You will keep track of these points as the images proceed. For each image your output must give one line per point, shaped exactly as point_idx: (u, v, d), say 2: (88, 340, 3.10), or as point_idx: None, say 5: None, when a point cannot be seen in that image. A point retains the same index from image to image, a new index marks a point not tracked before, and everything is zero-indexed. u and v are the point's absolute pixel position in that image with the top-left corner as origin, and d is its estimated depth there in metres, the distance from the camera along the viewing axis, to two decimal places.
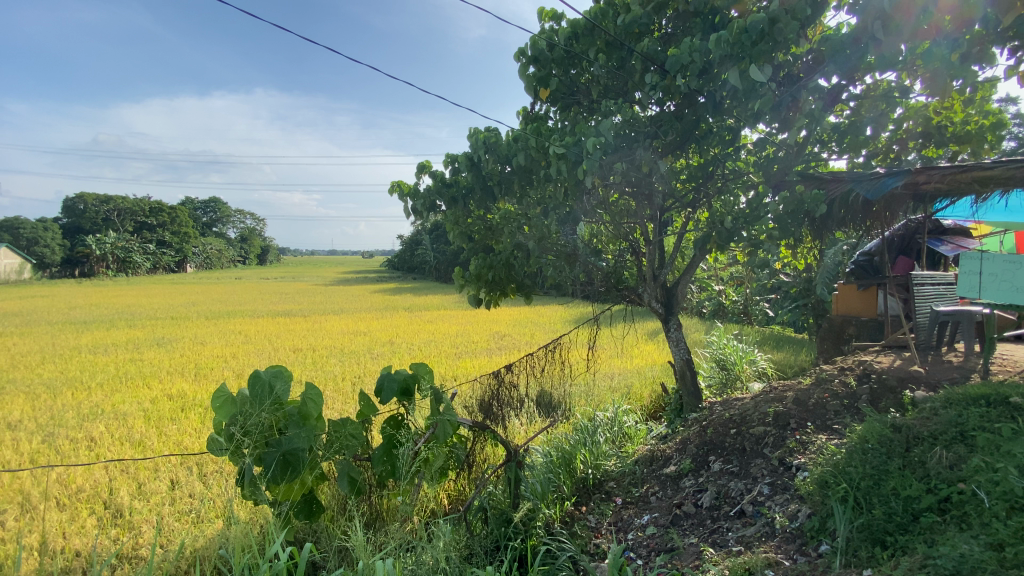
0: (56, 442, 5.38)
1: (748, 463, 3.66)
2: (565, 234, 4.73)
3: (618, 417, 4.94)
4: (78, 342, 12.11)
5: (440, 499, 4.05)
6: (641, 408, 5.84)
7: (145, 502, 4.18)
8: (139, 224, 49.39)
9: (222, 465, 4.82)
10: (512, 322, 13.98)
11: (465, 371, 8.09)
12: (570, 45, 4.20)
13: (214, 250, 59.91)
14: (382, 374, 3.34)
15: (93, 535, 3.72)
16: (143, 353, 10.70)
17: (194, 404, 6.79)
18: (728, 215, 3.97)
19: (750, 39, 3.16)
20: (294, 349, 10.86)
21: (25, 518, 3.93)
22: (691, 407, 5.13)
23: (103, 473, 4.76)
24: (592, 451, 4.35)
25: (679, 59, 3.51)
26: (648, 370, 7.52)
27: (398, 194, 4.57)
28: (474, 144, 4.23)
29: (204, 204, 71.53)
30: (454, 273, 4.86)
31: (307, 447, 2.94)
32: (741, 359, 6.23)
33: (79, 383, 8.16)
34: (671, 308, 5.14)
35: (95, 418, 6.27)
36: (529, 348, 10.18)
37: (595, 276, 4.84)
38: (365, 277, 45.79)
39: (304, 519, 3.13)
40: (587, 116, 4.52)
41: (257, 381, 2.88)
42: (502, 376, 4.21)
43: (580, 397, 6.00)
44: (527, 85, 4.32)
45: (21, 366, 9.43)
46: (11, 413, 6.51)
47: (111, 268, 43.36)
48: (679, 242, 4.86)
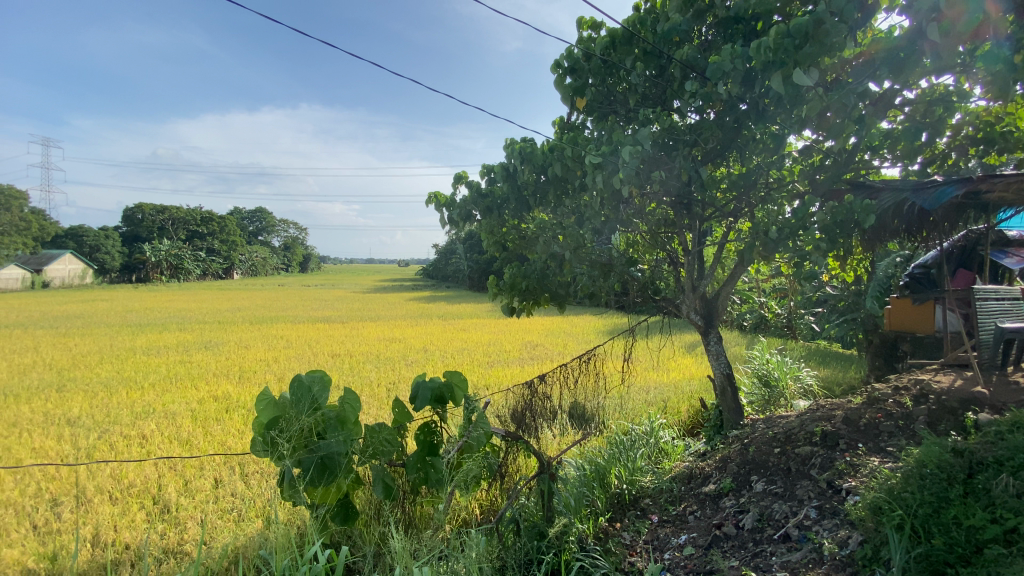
0: (111, 439, 5.68)
1: (793, 484, 3.48)
2: (600, 243, 4.65)
3: (655, 432, 4.82)
4: (133, 344, 12.84)
5: (472, 508, 4.05)
6: (678, 423, 5.69)
7: (190, 500, 4.35)
8: (190, 232, 51.90)
9: (262, 466, 4.99)
10: (544, 332, 13.95)
11: (497, 380, 8.10)
12: (607, 55, 4.16)
13: (258, 258, 62.52)
14: (416, 381, 3.37)
15: (142, 529, 3.88)
16: (192, 356, 11.23)
17: (238, 406, 7.04)
18: (773, 225, 3.80)
19: (794, 43, 3.06)
20: (332, 355, 11.16)
21: (80, 511, 4.15)
22: (732, 423, 4.90)
23: (153, 469, 4.99)
24: (627, 466, 4.25)
25: (720, 66, 3.38)
26: (685, 384, 7.31)
27: (434, 206, 4.62)
28: (510, 155, 4.25)
29: (251, 213, 74.89)
30: (487, 283, 4.79)
31: (345, 452, 2.96)
32: (785, 376, 5.98)
33: (134, 382, 8.64)
34: (711, 320, 4.92)
35: (147, 416, 6.58)
36: (562, 359, 10.08)
37: (630, 286, 4.75)
38: (400, 286, 46.89)
39: (341, 523, 3.16)
40: (624, 126, 4.47)
41: (299, 386, 2.94)
42: (535, 387, 4.17)
43: (614, 410, 5.91)
44: (563, 96, 4.31)
45: (82, 365, 10.07)
46: (72, 409, 6.93)
47: (164, 274, 45.89)
48: (720, 252, 4.68)
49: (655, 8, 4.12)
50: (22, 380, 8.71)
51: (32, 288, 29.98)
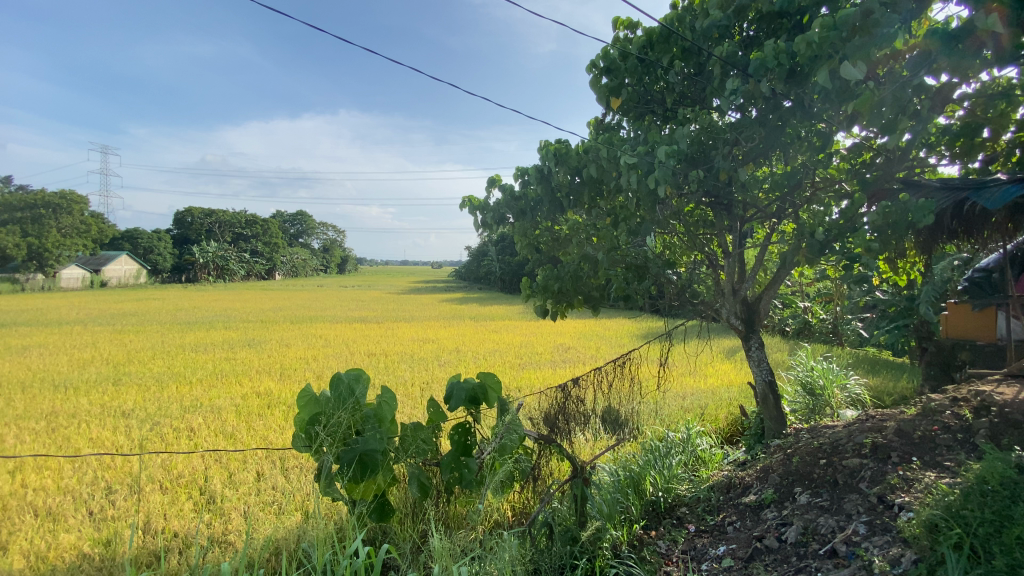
0: (161, 430, 5.98)
1: (840, 498, 3.33)
2: (636, 245, 4.57)
3: (692, 439, 4.69)
4: (183, 340, 13.50)
5: (504, 511, 4.04)
6: (716, 430, 5.53)
7: (234, 491, 4.53)
8: (235, 234, 54.16)
9: (302, 461, 5.15)
10: (577, 335, 13.86)
11: (530, 381, 8.09)
12: (644, 54, 4.08)
13: (298, 260, 64.63)
14: (450, 382, 3.38)
15: (189, 518, 4.06)
16: (237, 353, 11.69)
17: (278, 402, 7.29)
18: (819, 226, 3.64)
19: (841, 35, 2.92)
20: (368, 354, 11.41)
21: (134, 498, 4.38)
22: (774, 433, 4.71)
23: (200, 461, 5.22)
24: (663, 474, 4.16)
25: (764, 63, 3.26)
26: (723, 391, 7.10)
27: (469, 209, 4.60)
28: (544, 157, 4.15)
29: (292, 217, 77.56)
30: (520, 285, 4.74)
31: (382, 449, 3.01)
32: (831, 384, 5.73)
33: (183, 377, 9.08)
34: (752, 325, 4.74)
35: (195, 410, 6.90)
36: (595, 362, 9.98)
37: (666, 289, 4.64)
38: (434, 287, 47.58)
39: (376, 520, 3.20)
40: (661, 126, 4.38)
41: (338, 383, 3.01)
42: (568, 391, 4.11)
43: (649, 416, 5.80)
44: (599, 97, 4.25)
45: (136, 360, 10.65)
46: (127, 402, 7.34)
47: (211, 274, 47.99)
48: (762, 254, 4.51)
49: (694, 5, 4.02)
50: (83, 373, 9.29)
51: (92, 287, 31.92)
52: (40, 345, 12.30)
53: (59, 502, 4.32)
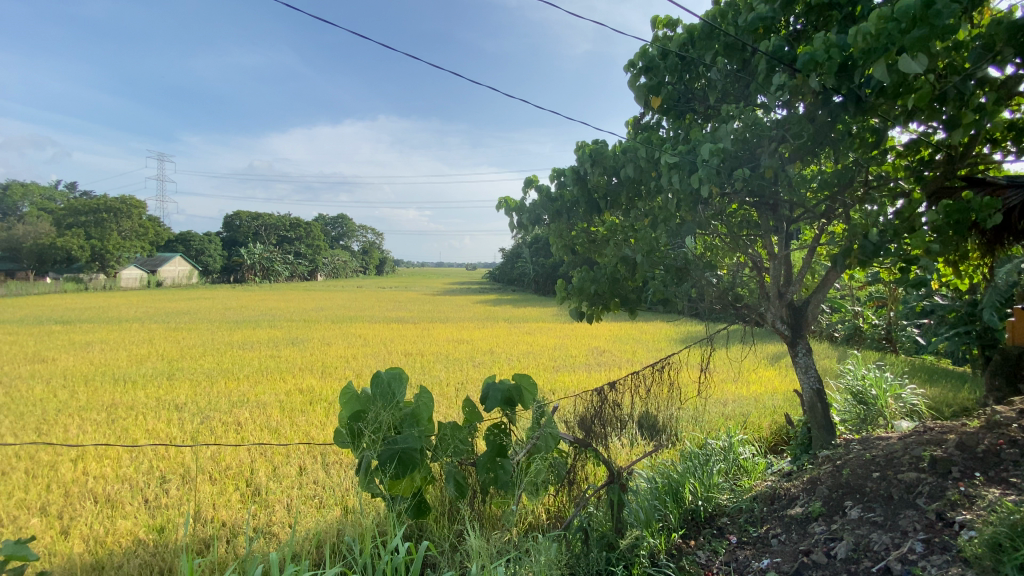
0: (211, 424, 6.27)
1: (895, 514, 3.14)
2: (675, 247, 4.47)
3: (733, 447, 4.55)
4: (231, 338, 14.13)
5: (539, 513, 4.02)
6: (759, 440, 5.35)
7: (278, 484, 4.69)
8: (280, 237, 56.31)
9: (342, 458, 5.29)
10: (613, 338, 13.71)
11: (564, 384, 8.06)
12: (684, 51, 4.01)
13: (338, 261, 66.56)
14: (486, 382, 3.40)
15: (236, 508, 4.23)
16: (280, 350, 12.15)
17: (320, 398, 7.53)
18: (872, 226, 3.47)
19: (899, 27, 2.73)
20: (405, 353, 11.62)
21: (186, 488, 4.61)
22: (822, 443, 4.48)
23: (247, 454, 5.45)
24: (702, 482, 4.05)
25: (813, 56, 3.09)
26: (767, 398, 6.86)
27: (504, 210, 4.52)
28: (580, 158, 4.08)
29: (332, 220, 80.04)
30: (555, 286, 4.68)
31: (419, 446, 3.06)
32: (884, 393, 5.45)
33: (231, 373, 9.50)
34: (799, 331, 4.54)
35: (242, 405, 7.21)
36: (631, 366, 9.83)
37: (706, 292, 4.52)
38: (468, 288, 47.98)
39: (413, 517, 3.25)
40: (703, 125, 4.29)
41: (379, 381, 3.07)
42: (604, 394, 4.05)
43: (688, 422, 5.67)
44: (637, 96, 4.20)
45: (189, 356, 11.22)
46: (180, 396, 7.74)
47: (256, 275, 50.02)
48: (810, 255, 4.31)
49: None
50: (140, 368, 9.87)
51: (149, 286, 33.84)
52: (103, 341, 13.16)
53: (118, 489, 4.59)
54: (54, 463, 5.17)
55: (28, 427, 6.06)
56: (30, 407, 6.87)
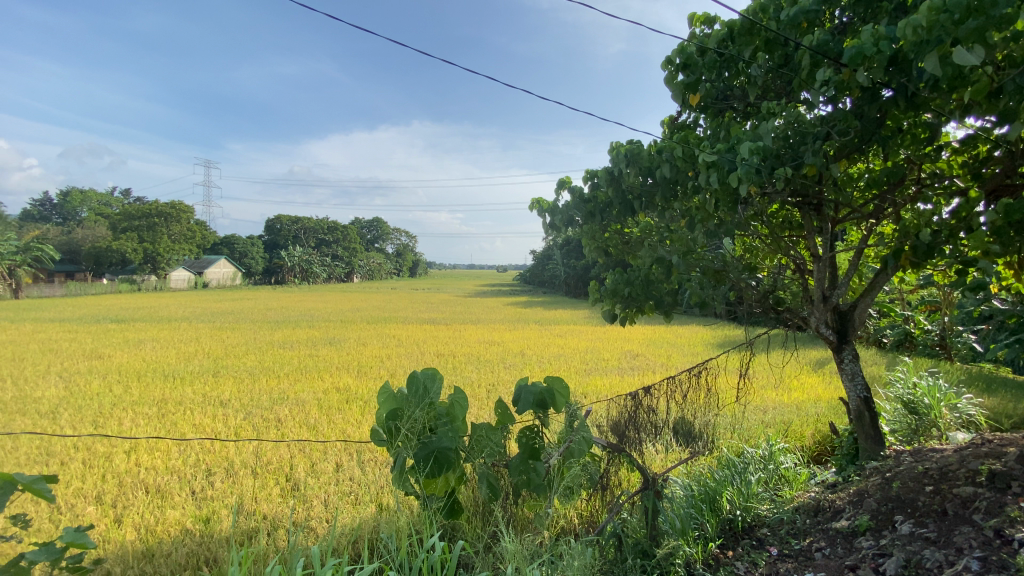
0: (254, 420, 6.51)
1: (949, 530, 2.96)
2: (712, 249, 4.36)
3: (774, 456, 4.40)
4: (272, 337, 14.65)
5: (572, 517, 3.99)
6: (801, 449, 5.16)
7: (316, 480, 4.83)
8: (317, 240, 58.01)
9: (377, 456, 5.40)
10: (646, 341, 13.50)
11: (596, 388, 7.99)
12: (724, 47, 3.88)
13: (373, 264, 68.08)
14: (519, 385, 3.39)
15: (277, 502, 4.38)
16: (318, 350, 12.51)
17: (356, 397, 7.70)
18: (925, 226, 3.29)
19: (953, 18, 2.58)
20: (437, 354, 11.77)
21: (230, 482, 4.81)
22: (871, 454, 4.28)
23: (286, 450, 5.63)
24: (741, 491, 3.93)
25: (860, 50, 2.94)
26: (809, 406, 6.61)
27: (537, 212, 4.40)
28: (614, 158, 3.93)
29: (367, 223, 82.02)
30: (588, 289, 4.62)
31: (454, 447, 3.09)
32: (938, 403, 5.16)
33: (272, 371, 9.85)
34: (845, 336, 4.33)
35: (282, 402, 7.45)
36: (665, 370, 9.66)
37: (746, 295, 4.39)
38: (499, 290, 48.24)
39: (447, 517, 3.27)
40: (742, 123, 4.15)
41: (415, 381, 3.12)
42: (638, 399, 3.98)
43: (725, 429, 5.53)
44: (674, 95, 4.03)
45: (232, 354, 11.70)
46: (225, 392, 8.07)
47: (295, 277, 51.67)
48: (857, 257, 4.12)
49: None
50: (188, 365, 10.34)
51: (196, 287, 35.44)
52: (153, 339, 13.86)
53: (167, 480, 4.82)
54: (109, 454, 5.46)
55: (86, 420, 6.44)
56: (89, 400, 7.30)
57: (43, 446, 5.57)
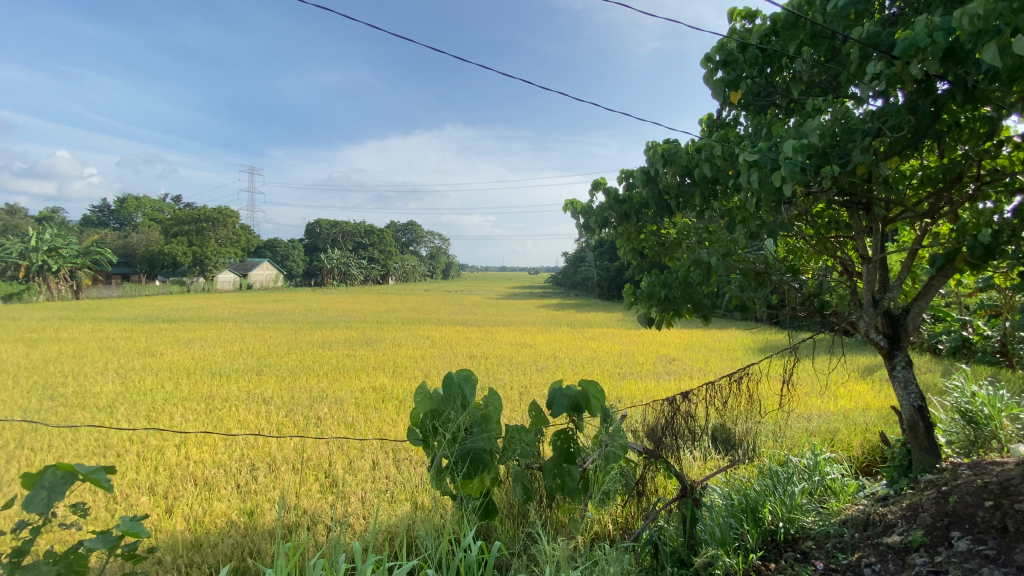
0: (294, 417, 6.73)
1: (1011, 548, 2.77)
2: (753, 250, 4.23)
3: (819, 467, 4.23)
4: (311, 337, 15.14)
5: (607, 523, 3.95)
6: (849, 459, 4.94)
7: (354, 477, 4.94)
8: (354, 243, 59.51)
9: (412, 455, 5.49)
10: (682, 345, 13.23)
11: (631, 392, 7.88)
12: (766, 42, 3.77)
13: (407, 266, 69.32)
14: (553, 388, 3.37)
15: (316, 498, 4.51)
16: (355, 350, 12.84)
17: (391, 397, 7.85)
18: (985, 226, 3.10)
19: (1013, 6, 2.41)
20: (470, 355, 11.87)
21: (272, 477, 4.99)
22: (925, 466, 4.05)
23: (325, 447, 5.80)
24: (784, 502, 3.79)
25: (912, 43, 2.79)
26: (857, 414, 6.32)
27: (570, 213, 4.36)
28: (651, 158, 3.89)
29: (402, 226, 83.62)
30: (622, 292, 4.55)
31: (489, 448, 3.13)
32: (1000, 414, 4.84)
33: (312, 370, 10.17)
34: (898, 341, 4.11)
35: (321, 401, 7.68)
36: (703, 375, 9.43)
37: (789, 298, 4.24)
38: (531, 292, 48.26)
39: (482, 518, 3.29)
40: (784, 120, 4.01)
41: (450, 382, 3.13)
42: (676, 405, 3.90)
43: (767, 437, 5.35)
44: (714, 93, 3.96)
45: (275, 353, 12.14)
46: (267, 390, 8.38)
47: (333, 279, 53.17)
48: (910, 259, 3.92)
49: None
50: (233, 363, 10.79)
51: (240, 289, 36.97)
52: (202, 338, 14.52)
53: (214, 474, 5.04)
54: (161, 447, 5.75)
55: (140, 414, 6.80)
56: (142, 396, 7.71)
57: (102, 439, 5.92)
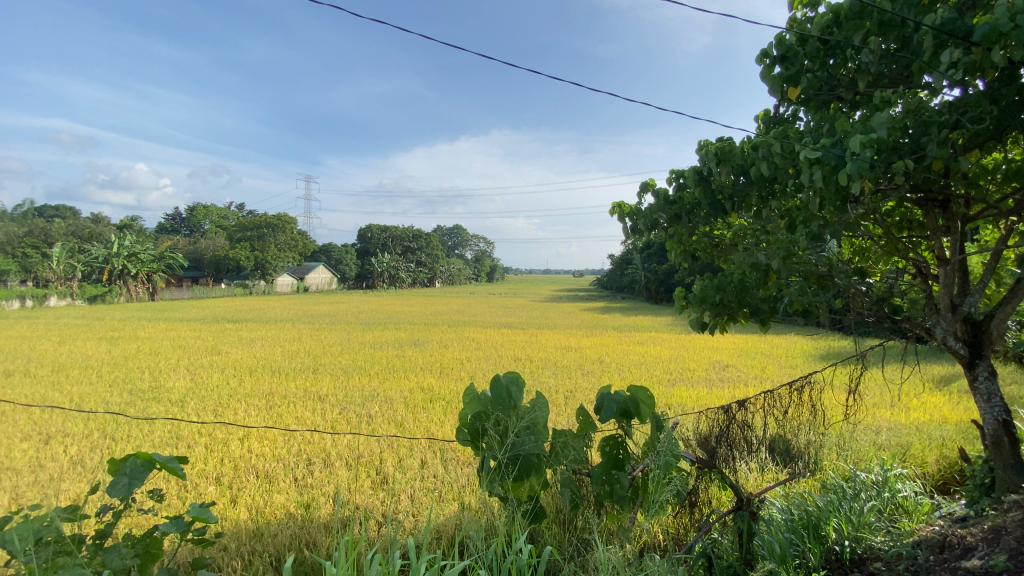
0: (348, 415, 6.99)
1: None
2: (814, 251, 4.00)
3: (889, 483, 3.96)
4: (363, 338, 15.68)
5: (658, 533, 3.86)
6: (923, 476, 4.59)
7: (403, 475, 5.08)
8: (402, 247, 61.26)
9: (459, 456, 5.58)
10: (736, 351, 12.74)
11: (681, 399, 7.66)
12: (829, 34, 3.56)
13: (454, 269, 70.59)
14: (601, 393, 3.32)
15: (368, 494, 4.66)
16: (404, 350, 13.20)
17: (439, 397, 8.01)
18: None
19: None
20: (516, 358, 11.92)
21: (327, 472, 5.20)
22: (1011, 486, 3.70)
23: (376, 444, 5.99)
24: (850, 520, 3.57)
25: (995, 28, 2.57)
26: (932, 428, 5.86)
27: (618, 215, 4.28)
28: (704, 157, 3.77)
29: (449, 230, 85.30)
30: (673, 296, 4.43)
31: (537, 452, 3.12)
32: None
33: (363, 369, 10.53)
34: (980, 350, 3.78)
35: (373, 399, 7.94)
36: (759, 383, 9.03)
37: (856, 303, 3.98)
38: (577, 295, 47.96)
39: (531, 522, 3.29)
40: (849, 114, 3.78)
41: (498, 385, 3.14)
42: (731, 414, 3.75)
43: (830, 451, 5.05)
44: (771, 89, 3.76)
45: (329, 353, 12.68)
46: (322, 388, 8.76)
47: (383, 282, 54.86)
48: (994, 261, 3.60)
49: None
50: (291, 362, 11.36)
51: (297, 291, 38.86)
52: (263, 338, 15.34)
53: (274, 467, 5.31)
54: (226, 440, 6.12)
55: (209, 408, 7.26)
56: (210, 391, 8.23)
57: (175, 430, 6.37)
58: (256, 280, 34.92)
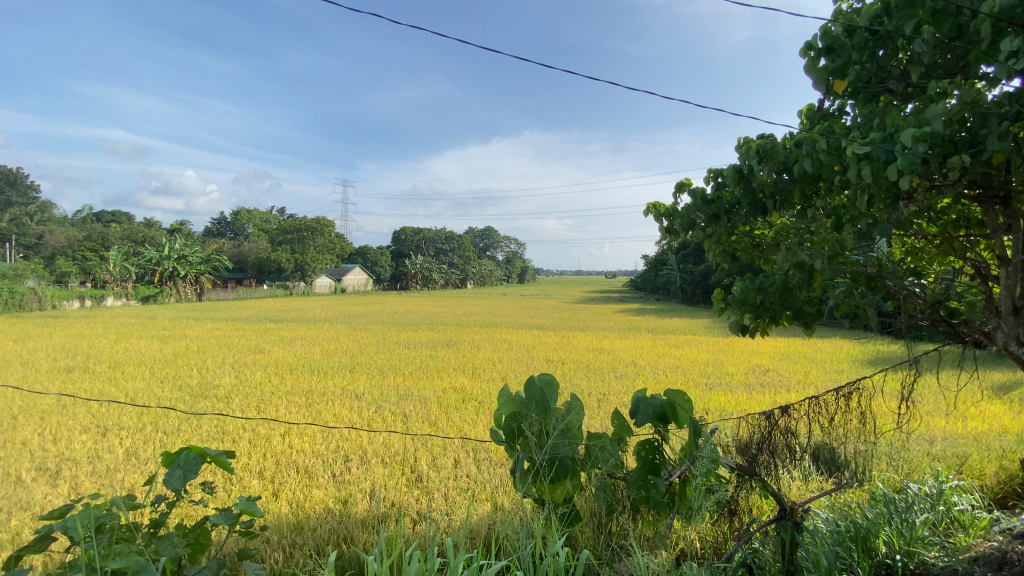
0: (383, 413, 7.14)
1: None
2: (863, 251, 3.82)
3: (944, 495, 3.75)
4: (397, 338, 15.96)
5: (697, 540, 3.77)
6: (981, 489, 4.32)
7: (437, 473, 5.16)
8: (435, 249, 62.07)
9: (492, 456, 5.62)
10: (776, 355, 12.31)
11: (719, 404, 7.47)
12: (879, 24, 3.39)
13: (486, 271, 71.02)
14: (637, 397, 3.26)
15: (403, 491, 4.75)
16: (437, 351, 13.38)
17: (472, 397, 8.07)
18: None
19: None
20: (548, 360, 11.90)
21: (364, 468, 5.33)
22: None
23: (411, 443, 6.09)
24: (902, 533, 3.40)
25: None
26: (992, 438, 5.51)
27: (654, 215, 4.21)
28: (744, 154, 3.66)
29: (481, 232, 85.94)
30: (712, 297, 4.32)
31: (571, 454, 3.11)
32: None
33: (398, 369, 10.74)
34: None
35: (407, 398, 8.08)
36: (801, 388, 8.70)
37: (908, 305, 3.79)
38: (609, 297, 47.45)
39: (566, 525, 3.28)
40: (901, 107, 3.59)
41: (532, 386, 3.13)
42: (773, 420, 3.63)
43: (880, 460, 4.82)
44: (816, 83, 3.62)
45: (365, 353, 12.97)
46: (359, 386, 8.96)
47: (416, 283, 55.74)
48: None
49: None
50: (329, 361, 11.68)
51: (334, 292, 39.92)
52: (302, 337, 15.83)
53: (313, 462, 5.48)
54: (269, 435, 6.35)
55: (252, 405, 7.55)
56: (254, 388, 8.56)
57: (221, 425, 6.65)
58: (296, 281, 36.07)
